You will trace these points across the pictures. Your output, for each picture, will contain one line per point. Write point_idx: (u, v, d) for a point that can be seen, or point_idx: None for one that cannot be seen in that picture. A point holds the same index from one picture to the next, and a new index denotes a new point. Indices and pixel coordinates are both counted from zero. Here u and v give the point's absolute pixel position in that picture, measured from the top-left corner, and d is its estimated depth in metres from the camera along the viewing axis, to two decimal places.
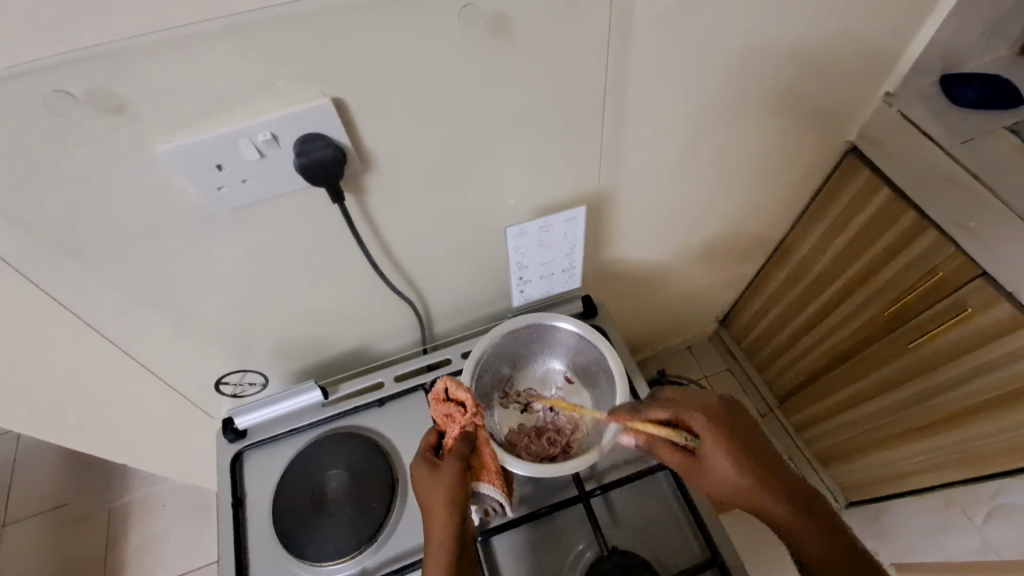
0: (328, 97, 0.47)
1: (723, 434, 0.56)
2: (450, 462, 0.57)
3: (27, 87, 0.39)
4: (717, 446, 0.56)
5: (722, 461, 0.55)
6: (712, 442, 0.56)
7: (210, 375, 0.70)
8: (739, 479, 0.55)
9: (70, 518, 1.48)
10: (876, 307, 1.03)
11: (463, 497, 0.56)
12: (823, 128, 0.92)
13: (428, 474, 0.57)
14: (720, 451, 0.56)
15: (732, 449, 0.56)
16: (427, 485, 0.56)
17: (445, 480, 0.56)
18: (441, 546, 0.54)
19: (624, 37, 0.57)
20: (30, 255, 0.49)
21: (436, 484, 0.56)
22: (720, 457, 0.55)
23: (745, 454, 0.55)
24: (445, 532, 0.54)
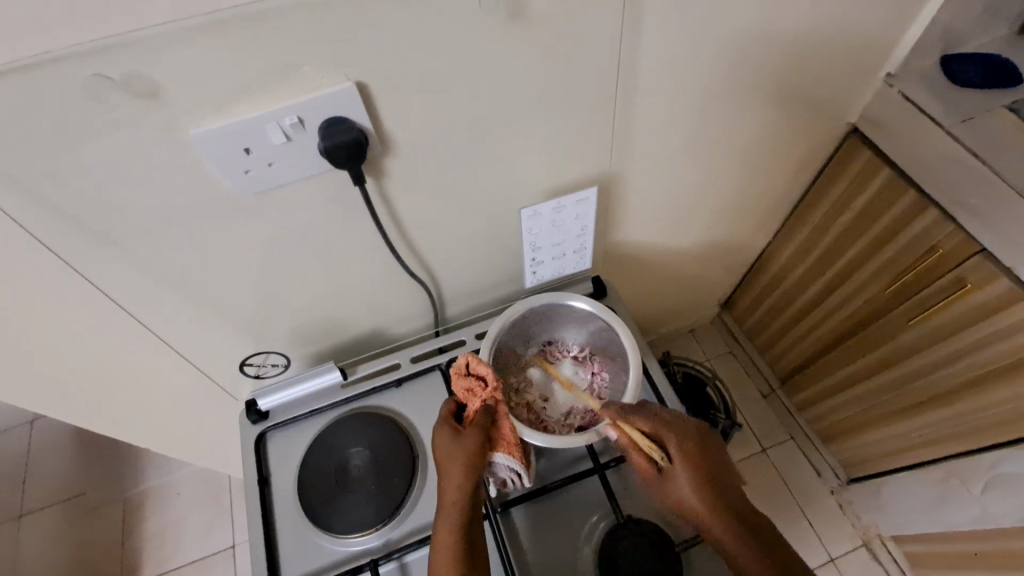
0: (352, 81, 0.48)
1: (694, 465, 0.58)
2: (472, 433, 0.59)
3: (65, 71, 0.40)
4: (689, 474, 0.58)
5: (686, 487, 0.58)
6: (683, 477, 0.58)
7: (233, 357, 0.72)
8: (705, 509, 0.57)
9: (84, 508, 1.51)
10: (877, 286, 1.05)
11: (478, 465, 0.58)
12: (827, 110, 0.93)
13: (448, 439, 0.59)
14: (688, 481, 0.57)
15: (701, 481, 0.57)
16: (446, 450, 0.59)
17: (464, 450, 0.58)
18: (452, 508, 0.57)
19: (636, 21, 0.58)
20: (66, 237, 0.50)
21: (456, 451, 0.58)
22: (685, 483, 0.58)
23: (710, 486, 0.57)
24: (458, 497, 0.57)
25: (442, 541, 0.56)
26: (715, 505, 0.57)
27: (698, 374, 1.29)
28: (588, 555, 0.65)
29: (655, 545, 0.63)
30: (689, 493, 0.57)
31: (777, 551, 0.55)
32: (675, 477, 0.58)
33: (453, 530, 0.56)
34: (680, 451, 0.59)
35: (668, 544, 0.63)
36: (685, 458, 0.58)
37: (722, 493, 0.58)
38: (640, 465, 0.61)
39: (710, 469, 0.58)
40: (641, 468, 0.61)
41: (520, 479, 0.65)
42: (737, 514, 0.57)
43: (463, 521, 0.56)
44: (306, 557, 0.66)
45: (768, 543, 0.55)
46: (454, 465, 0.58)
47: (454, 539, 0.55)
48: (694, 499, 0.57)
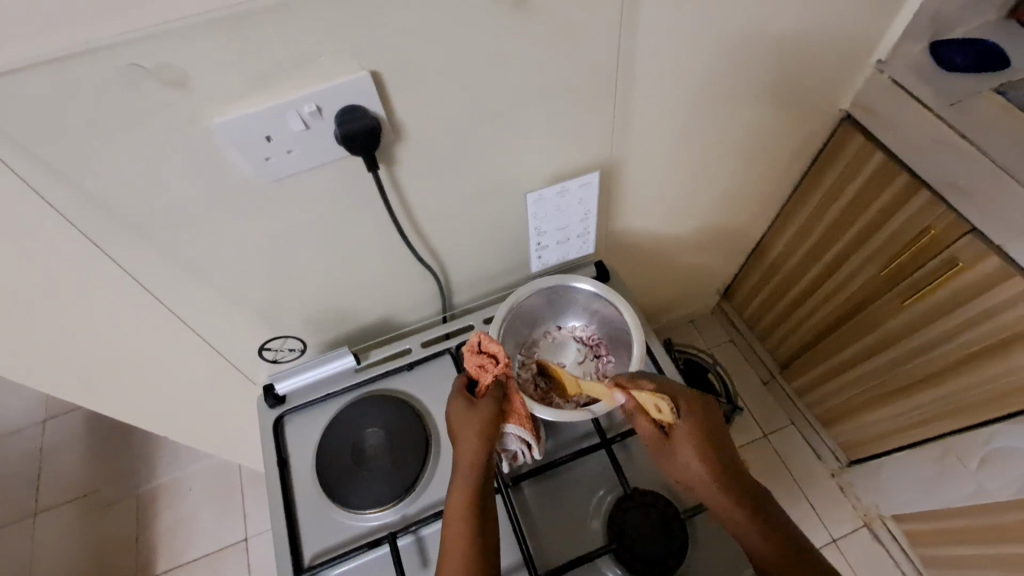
0: (367, 71, 0.51)
1: (694, 432, 0.60)
2: (487, 403, 0.62)
3: (102, 63, 0.43)
4: (691, 442, 0.60)
5: (687, 452, 0.60)
6: (685, 444, 0.60)
7: (251, 342, 0.75)
8: (708, 472, 0.59)
9: (99, 503, 1.53)
10: (872, 270, 1.08)
11: (491, 434, 0.61)
12: (821, 97, 0.96)
13: (462, 411, 0.62)
14: (694, 445, 0.60)
15: (700, 449, 0.60)
16: (460, 421, 0.61)
17: (479, 417, 0.61)
18: (466, 475, 0.59)
19: (634, 10, 0.61)
20: (97, 222, 0.53)
21: (471, 418, 0.61)
22: (685, 449, 0.60)
23: (713, 450, 0.60)
24: (472, 459, 0.60)
25: (456, 506, 0.58)
26: (718, 468, 0.59)
27: (699, 360, 1.32)
28: (598, 527, 0.68)
29: (661, 514, 0.65)
30: (694, 456, 0.60)
31: (772, 515, 0.58)
32: (677, 443, 0.61)
33: (466, 495, 0.58)
34: (684, 419, 0.61)
35: (674, 511, 0.66)
36: (691, 424, 0.61)
37: (724, 458, 0.60)
38: (645, 426, 0.63)
39: (710, 438, 0.60)
40: (647, 429, 0.63)
41: (530, 451, 0.68)
42: (734, 478, 0.60)
43: (476, 487, 0.59)
44: (325, 532, 0.68)
45: (763, 506, 0.59)
46: (468, 434, 0.61)
47: (467, 503, 0.58)
48: (697, 462, 0.60)
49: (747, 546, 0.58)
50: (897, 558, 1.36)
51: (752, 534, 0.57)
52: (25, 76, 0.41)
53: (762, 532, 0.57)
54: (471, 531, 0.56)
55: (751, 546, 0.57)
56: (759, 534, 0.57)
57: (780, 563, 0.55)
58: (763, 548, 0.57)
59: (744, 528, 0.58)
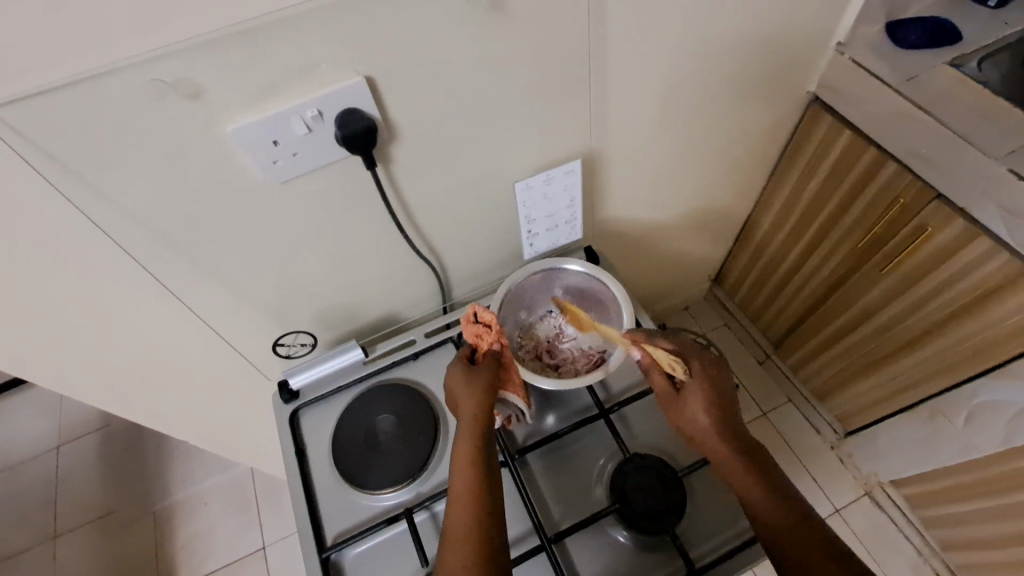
0: (361, 76, 0.56)
1: (705, 385, 0.66)
2: (486, 365, 0.68)
3: (126, 80, 0.47)
4: (702, 393, 0.66)
5: (696, 400, 0.66)
6: (693, 395, 0.66)
7: (265, 340, 0.79)
8: (711, 423, 0.65)
9: (116, 524, 1.56)
10: (851, 243, 1.13)
11: (491, 393, 0.66)
12: (788, 81, 1.01)
13: (462, 374, 0.68)
14: (703, 398, 0.66)
15: (707, 399, 0.66)
16: (461, 383, 0.67)
17: (482, 375, 0.67)
18: (470, 430, 0.64)
19: (602, 9, 0.66)
20: (122, 228, 0.57)
21: (474, 376, 0.67)
22: (696, 397, 0.66)
23: (720, 407, 0.65)
24: (476, 406, 0.65)
25: (461, 459, 0.62)
26: (722, 423, 0.65)
27: None
28: (601, 492, 0.72)
29: (660, 474, 0.70)
30: (701, 408, 0.66)
31: (774, 476, 0.61)
32: (688, 392, 0.67)
33: (471, 451, 0.62)
34: (697, 372, 0.67)
35: (672, 470, 0.70)
36: (700, 377, 0.67)
37: (730, 416, 0.66)
38: (660, 382, 0.69)
39: (719, 396, 0.66)
40: (659, 386, 0.69)
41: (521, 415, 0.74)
42: (739, 437, 0.64)
43: (480, 440, 0.63)
44: (345, 514, 0.72)
45: (766, 468, 0.62)
46: (469, 394, 0.66)
47: (474, 454, 0.62)
48: (703, 414, 0.65)
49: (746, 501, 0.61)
50: (898, 522, 1.40)
51: (753, 489, 0.60)
52: (59, 94, 0.46)
53: (762, 487, 0.60)
54: (478, 480, 0.60)
55: (751, 502, 0.60)
56: (759, 489, 0.60)
57: (779, 516, 0.58)
58: (762, 502, 0.59)
59: (745, 483, 0.61)
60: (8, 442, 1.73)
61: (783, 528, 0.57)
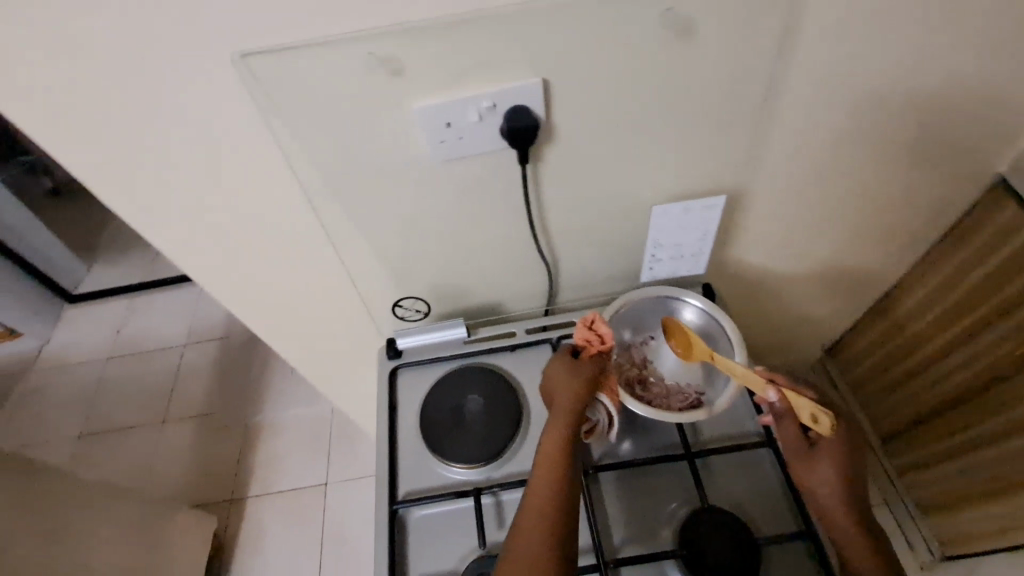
0: (541, 78, 0.59)
1: (842, 449, 0.63)
2: (588, 367, 0.68)
3: (348, 51, 0.54)
4: (837, 454, 0.63)
5: (829, 458, 0.63)
6: (827, 452, 0.63)
7: (387, 298, 0.86)
8: (839, 486, 0.62)
9: (212, 426, 1.77)
10: (1011, 349, 0.99)
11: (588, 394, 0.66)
12: (980, 157, 0.90)
13: (564, 367, 0.69)
14: (836, 460, 0.63)
15: (842, 464, 0.63)
16: (562, 375, 0.68)
17: (581, 375, 0.67)
18: (562, 422, 0.64)
19: (792, 47, 0.65)
20: (305, 176, 0.65)
21: (573, 375, 0.67)
22: (831, 457, 0.63)
23: (851, 475, 0.62)
24: (569, 406, 0.65)
25: (548, 451, 0.62)
26: (850, 492, 0.62)
27: None
28: (667, 535, 0.70)
29: (736, 536, 0.66)
30: (831, 471, 0.63)
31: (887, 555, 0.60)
32: (821, 448, 0.64)
33: (558, 450, 0.62)
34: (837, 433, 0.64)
35: (750, 536, 0.66)
36: (838, 438, 0.64)
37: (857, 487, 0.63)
38: (791, 430, 0.66)
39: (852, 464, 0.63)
40: (790, 434, 0.66)
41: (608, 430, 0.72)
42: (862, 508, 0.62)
43: (569, 436, 0.63)
44: (419, 476, 0.77)
45: (882, 546, 0.60)
46: (568, 387, 0.67)
47: (561, 446, 0.62)
48: (834, 474, 0.62)
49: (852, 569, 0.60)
50: None
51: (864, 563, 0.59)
52: (295, 55, 0.54)
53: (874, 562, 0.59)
54: (561, 477, 0.60)
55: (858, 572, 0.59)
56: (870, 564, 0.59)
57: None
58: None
59: (856, 554, 0.60)
60: (150, 332, 2.04)
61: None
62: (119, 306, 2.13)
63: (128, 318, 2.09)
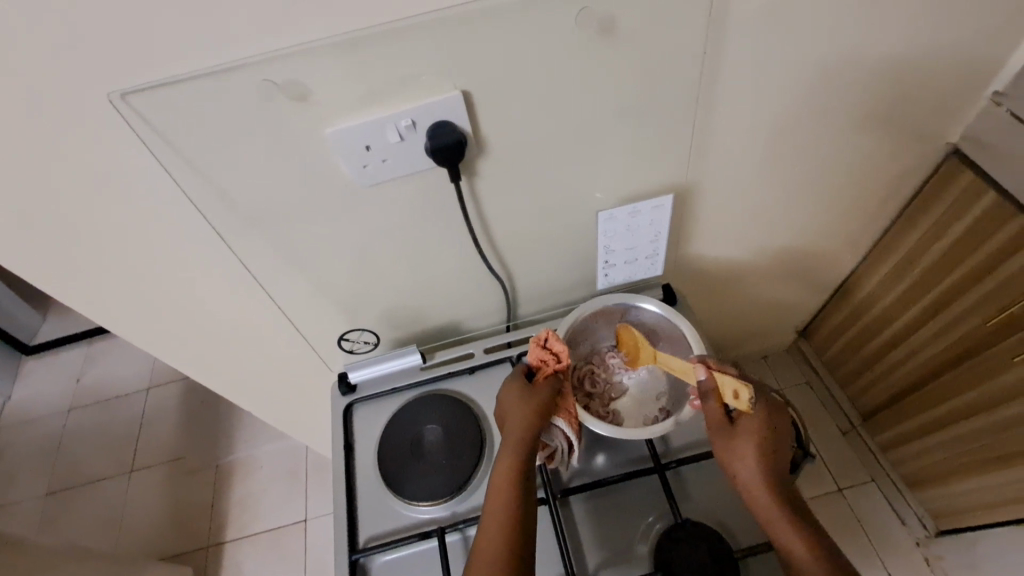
0: (459, 90, 0.56)
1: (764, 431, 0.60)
2: (542, 389, 0.66)
3: (242, 78, 0.50)
4: (757, 436, 0.60)
5: (749, 443, 0.60)
6: (745, 436, 0.60)
7: (333, 332, 0.81)
8: (761, 470, 0.59)
9: (183, 471, 1.69)
10: (977, 319, 0.98)
11: (539, 422, 0.63)
12: (924, 130, 0.89)
13: (514, 394, 0.66)
14: (755, 443, 0.60)
15: (763, 445, 0.60)
16: (513, 403, 0.65)
17: (536, 398, 0.65)
18: (512, 456, 0.61)
19: (723, 36, 0.62)
20: (223, 215, 0.61)
21: (527, 399, 0.65)
22: (750, 441, 0.60)
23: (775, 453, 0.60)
24: (522, 432, 0.62)
25: (499, 481, 0.60)
26: (772, 474, 0.59)
27: None
28: (644, 552, 0.67)
29: (713, 549, 0.63)
30: (754, 450, 0.60)
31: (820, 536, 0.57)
32: (742, 430, 0.61)
33: (510, 479, 0.59)
34: (759, 414, 0.61)
35: (728, 548, 0.63)
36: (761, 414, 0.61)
37: (781, 470, 0.60)
38: (714, 410, 0.64)
39: (775, 446, 0.60)
40: (714, 414, 0.64)
41: (569, 455, 0.67)
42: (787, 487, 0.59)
43: (523, 464, 0.60)
44: (380, 519, 0.72)
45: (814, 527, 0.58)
46: (517, 416, 0.63)
47: (511, 482, 0.59)
48: (754, 457, 0.60)
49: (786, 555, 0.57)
50: None
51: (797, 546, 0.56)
52: (184, 87, 0.50)
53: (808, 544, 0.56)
54: (512, 508, 0.57)
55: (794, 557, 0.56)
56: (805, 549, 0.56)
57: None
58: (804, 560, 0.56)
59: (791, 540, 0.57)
60: (113, 378, 1.95)
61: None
62: (80, 353, 2.02)
63: (88, 365, 1.99)
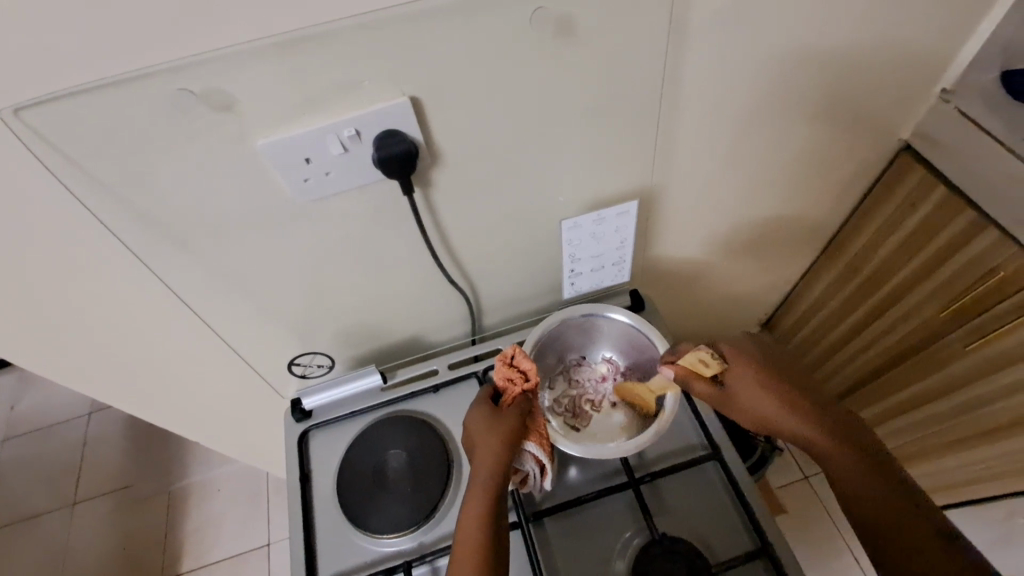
0: (407, 96, 0.52)
1: (753, 367, 0.62)
2: (511, 413, 0.62)
3: (157, 86, 0.45)
4: (752, 381, 0.61)
5: (751, 388, 0.61)
6: (745, 384, 0.61)
7: (284, 356, 0.76)
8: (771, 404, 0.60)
9: (132, 500, 1.58)
10: (931, 310, 1.00)
11: (510, 448, 0.60)
12: (878, 127, 0.90)
13: (483, 419, 0.63)
14: (753, 382, 0.61)
15: (761, 381, 0.61)
16: (482, 429, 0.62)
17: (504, 424, 0.62)
18: (483, 486, 0.58)
19: (683, 37, 0.60)
20: (147, 238, 0.55)
21: (495, 425, 0.61)
22: (750, 385, 0.61)
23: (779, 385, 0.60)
24: (491, 462, 0.59)
25: (469, 516, 0.57)
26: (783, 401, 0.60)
27: None
28: (622, 570, 0.64)
29: (691, 563, 0.62)
30: (758, 396, 0.61)
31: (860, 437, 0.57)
32: (736, 382, 0.62)
33: (480, 513, 0.57)
34: (738, 358, 0.63)
35: (705, 562, 0.62)
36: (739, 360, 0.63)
37: (790, 391, 0.60)
38: (702, 385, 0.64)
39: (769, 375, 0.61)
40: (704, 389, 0.63)
41: (542, 477, 0.65)
42: (817, 406, 0.59)
43: (493, 496, 0.58)
44: (342, 555, 0.67)
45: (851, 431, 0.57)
46: (486, 443, 0.61)
47: (483, 513, 0.57)
48: (760, 398, 0.60)
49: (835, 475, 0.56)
50: None
51: (842, 460, 0.55)
52: (88, 98, 0.44)
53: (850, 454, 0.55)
54: (484, 545, 0.55)
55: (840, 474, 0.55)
56: (847, 457, 0.55)
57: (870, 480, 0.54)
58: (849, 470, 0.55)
59: (831, 456, 0.56)
60: (49, 404, 1.80)
61: (879, 496, 0.53)
62: (10, 379, 1.86)
63: (20, 392, 1.83)
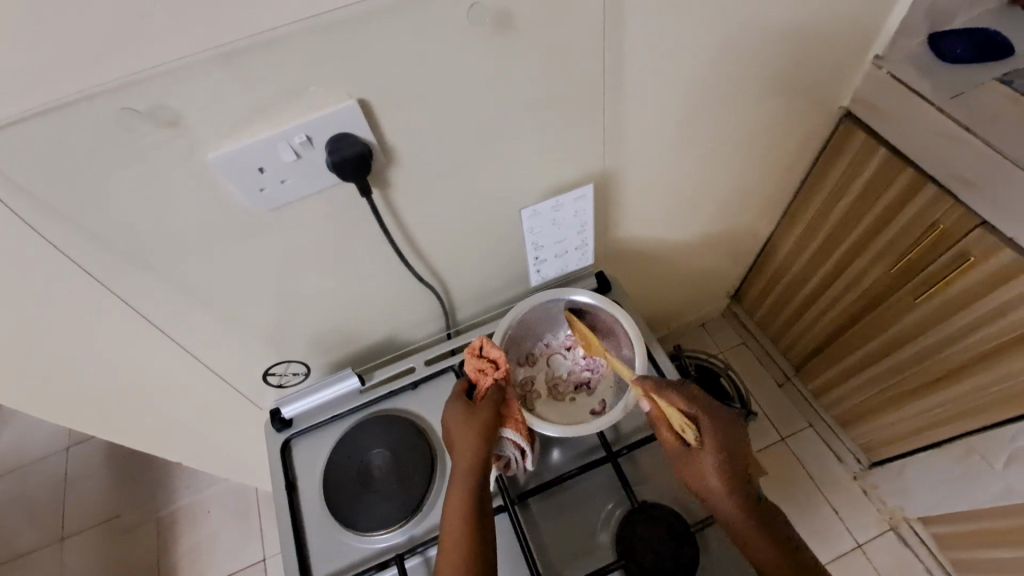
0: (354, 99, 0.52)
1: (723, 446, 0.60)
2: (485, 404, 0.64)
3: (100, 107, 0.45)
4: (718, 458, 0.59)
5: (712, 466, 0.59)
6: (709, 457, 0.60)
7: (258, 367, 0.76)
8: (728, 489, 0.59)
9: (121, 529, 1.55)
10: (883, 267, 1.04)
11: (488, 438, 0.62)
12: (818, 96, 0.94)
13: (460, 413, 0.64)
14: (717, 461, 0.59)
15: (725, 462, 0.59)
16: (459, 423, 0.63)
17: (480, 416, 0.63)
18: (464, 479, 0.60)
19: (621, 22, 0.61)
20: (103, 259, 0.55)
21: (472, 419, 0.63)
22: (711, 465, 0.59)
23: (736, 474, 0.60)
24: (471, 454, 0.61)
25: (455, 508, 0.58)
26: (738, 488, 0.59)
27: (710, 366, 1.33)
28: (607, 541, 0.67)
29: (671, 527, 0.65)
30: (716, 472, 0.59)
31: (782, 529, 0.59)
32: (704, 453, 0.60)
33: (466, 504, 0.58)
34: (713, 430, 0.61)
35: (684, 523, 0.65)
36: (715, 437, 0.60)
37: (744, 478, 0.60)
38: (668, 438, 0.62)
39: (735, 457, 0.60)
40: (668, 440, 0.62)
41: (523, 459, 0.67)
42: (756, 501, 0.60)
43: (475, 486, 0.59)
44: (335, 555, 0.68)
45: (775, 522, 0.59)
46: (464, 436, 0.62)
47: (467, 506, 0.58)
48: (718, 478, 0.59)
49: (739, 543, 0.59)
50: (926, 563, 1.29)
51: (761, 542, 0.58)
52: (29, 125, 0.44)
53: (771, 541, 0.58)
54: (471, 535, 0.57)
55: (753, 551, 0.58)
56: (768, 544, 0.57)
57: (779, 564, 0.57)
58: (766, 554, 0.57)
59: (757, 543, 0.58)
60: (25, 441, 1.74)
61: None
62: None
63: None
